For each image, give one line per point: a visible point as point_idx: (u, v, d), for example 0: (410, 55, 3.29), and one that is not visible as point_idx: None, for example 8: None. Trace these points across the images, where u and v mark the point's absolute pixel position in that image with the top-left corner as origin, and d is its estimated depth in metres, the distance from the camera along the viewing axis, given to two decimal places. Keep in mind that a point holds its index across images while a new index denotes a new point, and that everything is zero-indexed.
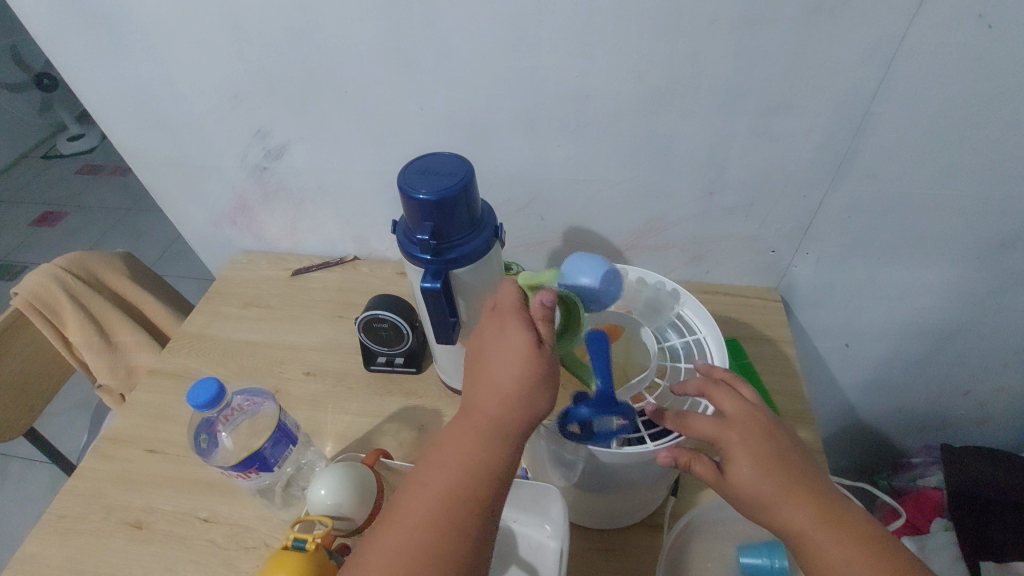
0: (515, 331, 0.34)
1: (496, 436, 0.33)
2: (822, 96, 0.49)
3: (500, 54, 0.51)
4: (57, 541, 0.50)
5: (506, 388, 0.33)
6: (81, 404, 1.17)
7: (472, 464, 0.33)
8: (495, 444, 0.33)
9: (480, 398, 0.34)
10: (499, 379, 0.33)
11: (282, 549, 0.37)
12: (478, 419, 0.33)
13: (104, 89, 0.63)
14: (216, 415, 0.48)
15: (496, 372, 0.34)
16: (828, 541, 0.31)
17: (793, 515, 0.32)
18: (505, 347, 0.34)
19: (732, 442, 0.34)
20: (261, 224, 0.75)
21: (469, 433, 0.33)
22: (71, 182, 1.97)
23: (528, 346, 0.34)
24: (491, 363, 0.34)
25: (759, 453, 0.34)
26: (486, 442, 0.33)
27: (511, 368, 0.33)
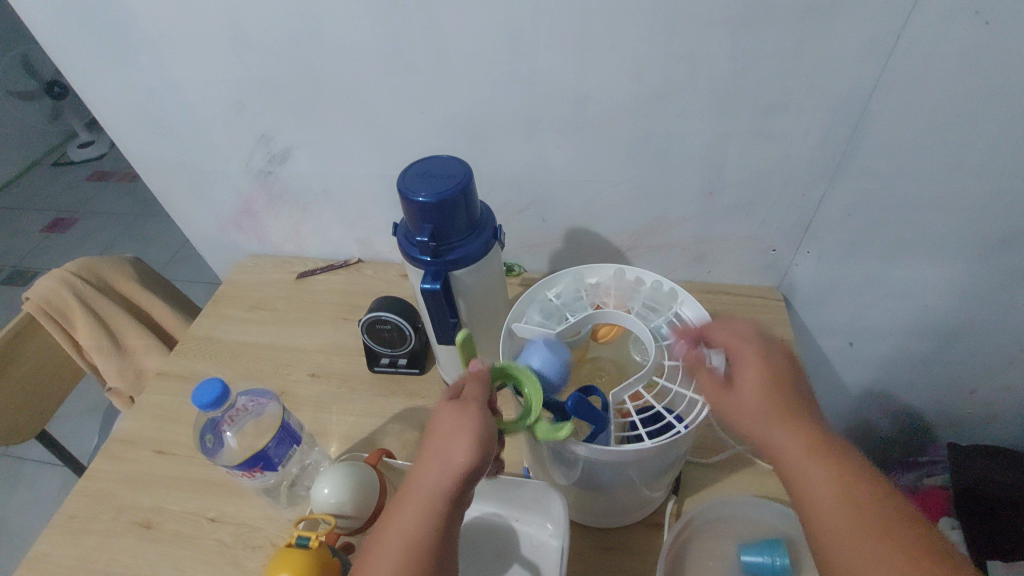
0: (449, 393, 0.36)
1: (427, 497, 0.34)
2: (820, 95, 0.49)
3: (499, 57, 0.52)
4: (69, 541, 0.51)
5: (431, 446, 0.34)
6: (92, 407, 1.18)
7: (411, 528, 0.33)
8: (433, 500, 0.34)
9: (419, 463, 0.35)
10: (432, 442, 0.35)
11: (285, 547, 0.37)
12: (413, 482, 0.35)
13: (111, 97, 0.64)
14: (221, 416, 0.49)
15: (432, 435, 0.35)
16: (816, 478, 0.33)
17: (788, 451, 0.34)
18: (441, 410, 0.36)
19: (740, 375, 0.37)
20: (266, 228, 0.76)
21: (408, 497, 0.34)
22: (81, 188, 2.00)
23: (458, 405, 0.35)
24: (430, 427, 0.36)
25: (764, 386, 0.36)
26: (420, 505, 0.34)
27: (441, 428, 0.35)
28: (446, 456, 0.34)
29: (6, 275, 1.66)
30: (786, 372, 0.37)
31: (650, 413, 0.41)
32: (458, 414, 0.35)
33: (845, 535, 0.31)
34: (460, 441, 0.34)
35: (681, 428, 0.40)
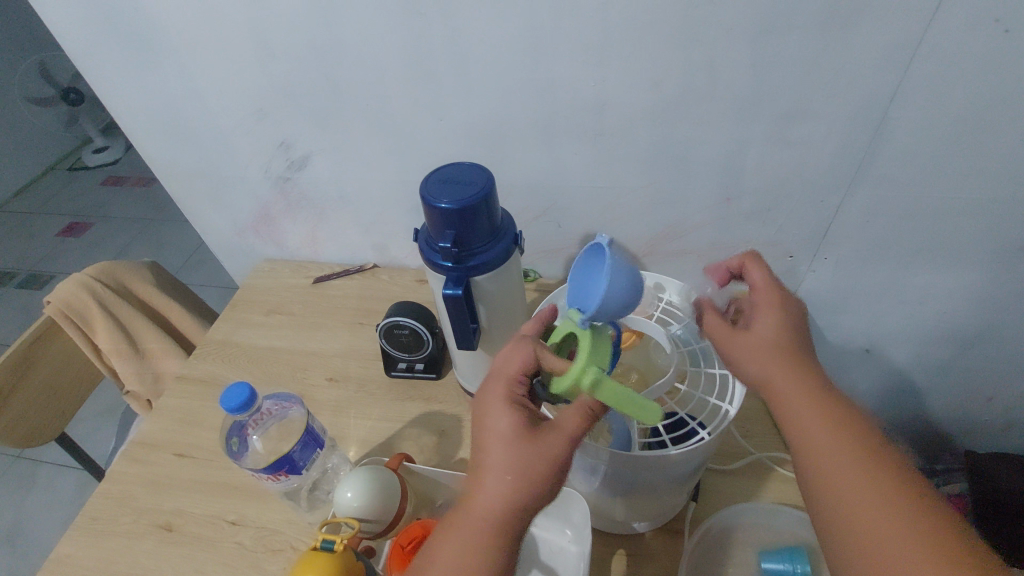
0: (500, 416, 0.35)
1: (482, 529, 0.33)
2: (838, 102, 0.49)
3: (518, 66, 0.52)
4: (91, 543, 0.52)
5: (502, 476, 0.33)
6: (108, 409, 1.20)
7: (466, 559, 0.32)
8: (498, 533, 0.33)
9: (479, 491, 0.34)
10: (485, 471, 0.34)
11: (311, 550, 0.38)
12: (465, 512, 0.34)
13: (135, 104, 0.65)
14: (247, 419, 0.50)
15: (483, 463, 0.34)
16: (826, 441, 0.34)
17: (804, 418, 0.35)
18: (493, 435, 0.35)
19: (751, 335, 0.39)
20: (283, 234, 0.77)
21: (459, 528, 0.33)
22: (97, 193, 2.02)
23: (513, 432, 0.34)
24: (478, 453, 0.35)
25: (777, 348, 0.37)
26: (478, 536, 0.33)
27: (495, 458, 0.34)
28: (506, 488, 0.33)
29: (23, 279, 1.68)
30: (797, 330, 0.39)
31: (673, 419, 0.42)
32: (515, 443, 0.34)
33: (851, 495, 0.32)
34: (521, 474, 0.33)
35: (704, 435, 0.40)
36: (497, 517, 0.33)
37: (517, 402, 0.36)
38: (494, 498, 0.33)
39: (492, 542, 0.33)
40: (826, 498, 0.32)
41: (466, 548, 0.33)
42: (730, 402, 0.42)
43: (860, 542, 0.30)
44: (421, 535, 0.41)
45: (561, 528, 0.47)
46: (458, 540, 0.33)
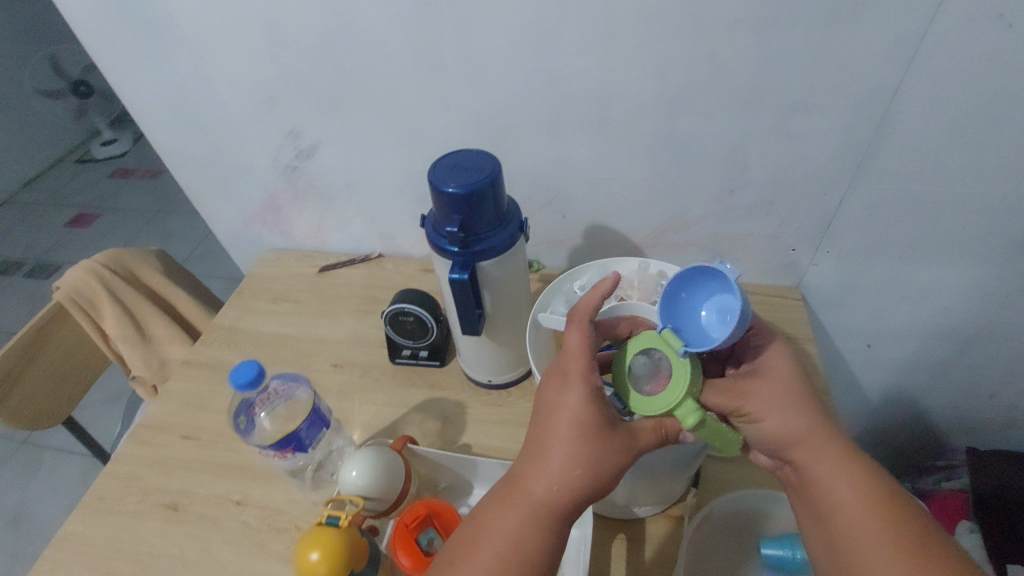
0: (577, 406, 0.36)
1: (540, 508, 0.35)
2: (841, 95, 0.49)
3: (525, 56, 0.53)
4: (98, 521, 0.53)
5: (563, 465, 0.34)
6: (113, 396, 1.21)
7: (520, 533, 0.34)
8: (549, 519, 0.35)
9: (537, 472, 0.35)
10: (551, 454, 0.35)
11: (317, 525, 0.38)
12: (526, 490, 0.35)
13: (146, 92, 0.66)
14: (255, 397, 0.50)
15: (551, 446, 0.35)
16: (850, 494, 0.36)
17: (833, 475, 0.37)
18: (564, 421, 0.36)
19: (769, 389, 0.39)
20: (290, 222, 0.78)
21: (516, 502, 0.35)
22: (104, 185, 2.04)
23: (587, 424, 0.35)
24: (545, 432, 0.36)
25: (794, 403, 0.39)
26: (531, 518, 0.34)
27: (564, 445, 0.35)
28: (570, 478, 0.34)
29: (30, 268, 1.70)
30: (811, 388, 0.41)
31: None
32: (587, 435, 0.35)
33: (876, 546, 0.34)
34: (587, 466, 0.34)
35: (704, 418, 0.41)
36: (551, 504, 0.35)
37: (594, 394, 0.36)
38: (558, 484, 0.34)
39: (545, 522, 0.35)
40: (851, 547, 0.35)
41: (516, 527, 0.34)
42: None
43: None
44: (424, 514, 0.42)
45: None
46: (516, 515, 0.35)
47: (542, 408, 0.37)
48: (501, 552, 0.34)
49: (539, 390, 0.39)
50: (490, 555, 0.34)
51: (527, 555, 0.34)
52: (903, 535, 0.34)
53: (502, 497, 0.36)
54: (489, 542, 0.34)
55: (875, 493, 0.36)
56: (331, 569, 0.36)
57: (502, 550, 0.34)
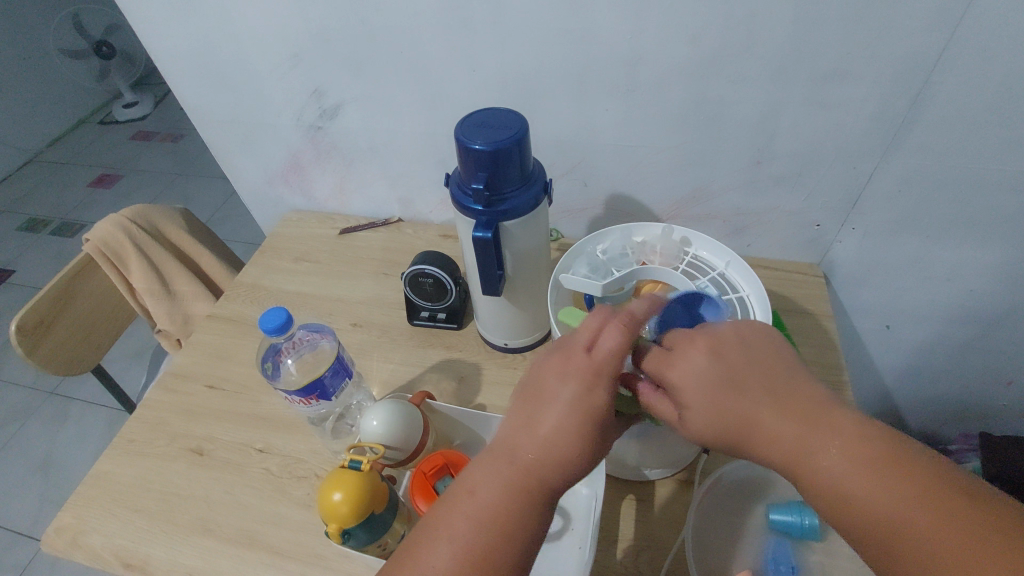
0: (593, 397, 0.33)
1: (535, 488, 0.33)
2: (880, 64, 0.48)
3: (554, 16, 0.52)
4: (128, 462, 0.55)
5: (559, 441, 0.33)
6: (137, 351, 1.24)
7: (513, 511, 0.33)
8: (538, 495, 0.33)
9: (530, 445, 0.34)
10: (555, 436, 0.33)
11: (339, 468, 0.40)
12: (524, 469, 0.33)
13: (173, 47, 0.66)
14: (282, 344, 0.52)
15: (556, 427, 0.33)
16: (795, 441, 0.30)
17: (771, 425, 0.30)
18: (575, 406, 0.33)
19: (693, 373, 0.32)
20: (312, 183, 0.78)
21: (512, 480, 0.33)
22: (126, 147, 2.06)
23: (598, 415, 0.33)
24: (550, 413, 0.34)
25: (733, 383, 0.32)
26: (520, 489, 0.33)
27: (573, 430, 0.33)
28: (565, 456, 0.33)
29: (55, 226, 1.73)
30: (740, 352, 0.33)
31: None
32: (595, 425, 0.33)
33: (855, 485, 0.28)
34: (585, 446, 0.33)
35: None
36: (542, 480, 0.33)
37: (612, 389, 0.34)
38: (560, 466, 0.33)
39: (537, 502, 0.33)
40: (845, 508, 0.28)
41: (505, 499, 0.33)
42: None
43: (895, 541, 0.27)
44: (442, 463, 0.44)
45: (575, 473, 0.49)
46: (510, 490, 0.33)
47: (542, 380, 0.35)
48: (492, 527, 0.32)
49: (538, 359, 0.37)
50: (482, 529, 0.32)
51: (510, 527, 0.33)
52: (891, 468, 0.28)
53: (493, 472, 0.34)
54: (479, 516, 0.33)
55: (835, 428, 0.29)
56: (353, 510, 0.38)
57: (491, 525, 0.33)
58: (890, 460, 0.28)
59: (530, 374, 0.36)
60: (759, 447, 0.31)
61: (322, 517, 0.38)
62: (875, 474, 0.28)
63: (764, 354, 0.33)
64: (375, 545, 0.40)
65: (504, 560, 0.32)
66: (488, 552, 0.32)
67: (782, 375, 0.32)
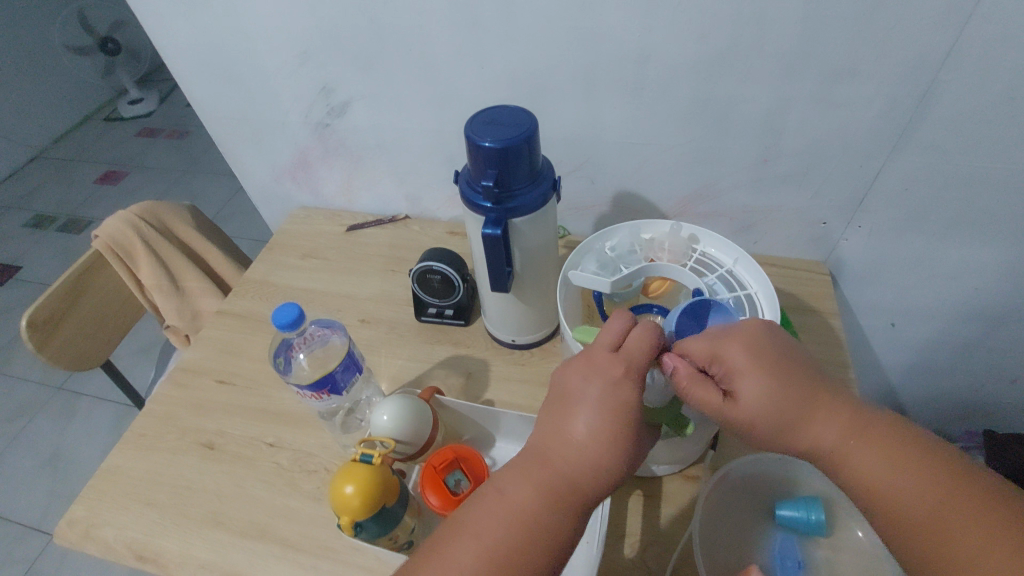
0: (623, 400, 0.35)
1: (566, 490, 0.34)
2: (889, 62, 0.48)
3: (562, 13, 0.52)
4: (140, 456, 0.55)
5: (593, 446, 0.34)
6: (145, 347, 1.25)
7: (542, 512, 0.34)
8: (572, 500, 0.34)
9: (564, 449, 0.35)
10: (585, 437, 0.34)
11: (351, 462, 0.40)
12: (554, 469, 0.35)
13: (183, 44, 0.67)
14: (295, 339, 0.53)
15: (584, 428, 0.35)
16: (835, 438, 0.35)
17: (814, 426, 0.36)
18: (604, 407, 0.35)
19: (748, 380, 0.36)
20: (319, 180, 0.79)
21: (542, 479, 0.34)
22: (132, 143, 2.07)
23: (629, 419, 0.34)
24: (584, 417, 0.35)
25: (780, 388, 0.36)
26: (555, 492, 0.34)
27: (604, 433, 0.34)
28: (599, 460, 0.34)
29: (62, 222, 1.74)
30: (786, 363, 0.37)
31: None
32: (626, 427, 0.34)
33: (882, 477, 0.34)
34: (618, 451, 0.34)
35: None
36: (576, 485, 0.34)
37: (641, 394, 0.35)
38: (590, 467, 0.34)
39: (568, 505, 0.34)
40: (871, 492, 0.34)
41: (540, 502, 0.34)
42: None
43: (922, 525, 0.32)
44: (452, 457, 0.44)
45: None
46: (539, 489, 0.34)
47: (572, 385, 0.36)
48: (520, 525, 0.33)
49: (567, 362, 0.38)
50: (510, 527, 0.33)
51: (545, 530, 0.33)
52: (916, 464, 0.34)
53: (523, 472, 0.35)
54: (509, 515, 0.34)
55: (870, 430, 0.35)
56: (365, 503, 0.38)
57: (520, 524, 0.33)
58: (914, 457, 0.34)
59: (558, 380, 0.38)
60: (801, 444, 0.36)
61: (335, 509, 0.39)
62: (904, 469, 0.34)
63: (801, 365, 0.37)
64: (387, 537, 0.41)
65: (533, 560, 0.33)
66: (515, 551, 0.32)
67: (821, 386, 0.37)
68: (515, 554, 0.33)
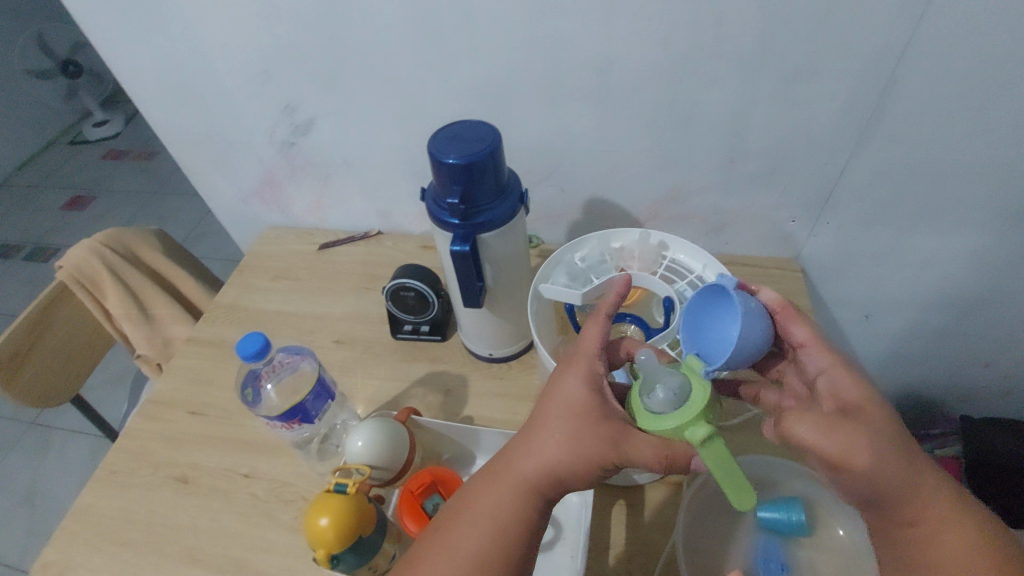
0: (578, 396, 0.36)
1: (532, 492, 0.34)
2: (846, 61, 0.49)
3: (523, 24, 0.52)
4: (110, 494, 0.53)
5: (558, 451, 0.34)
6: (118, 377, 1.22)
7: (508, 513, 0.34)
8: (536, 500, 0.35)
9: (533, 452, 0.35)
10: (546, 437, 0.35)
11: (325, 493, 0.39)
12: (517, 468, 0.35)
13: (139, 67, 0.65)
14: (262, 369, 0.52)
15: (543, 429, 0.35)
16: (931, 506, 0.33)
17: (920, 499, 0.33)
18: (575, 412, 0.35)
19: (858, 430, 0.33)
20: (288, 199, 0.77)
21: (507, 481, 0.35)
22: (99, 167, 2.02)
23: (586, 416, 0.35)
24: (554, 422, 0.35)
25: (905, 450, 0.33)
26: (523, 494, 0.35)
27: (571, 436, 0.34)
28: (563, 464, 0.34)
29: (29, 251, 1.69)
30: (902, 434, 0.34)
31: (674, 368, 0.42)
32: (584, 424, 0.35)
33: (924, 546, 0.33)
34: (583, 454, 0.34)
35: None
36: (540, 487, 0.35)
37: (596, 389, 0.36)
38: (560, 469, 0.34)
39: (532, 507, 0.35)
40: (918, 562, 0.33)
41: (510, 502, 0.34)
42: None
43: None
44: (430, 481, 0.44)
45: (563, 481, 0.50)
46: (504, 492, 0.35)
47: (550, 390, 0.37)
48: (488, 528, 0.34)
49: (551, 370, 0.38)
50: (482, 530, 0.34)
51: (513, 528, 0.34)
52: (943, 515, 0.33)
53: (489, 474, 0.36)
54: (477, 517, 0.34)
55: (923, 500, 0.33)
56: (340, 536, 0.37)
57: (490, 526, 0.34)
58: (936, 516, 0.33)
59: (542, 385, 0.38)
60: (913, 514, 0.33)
61: (309, 543, 0.37)
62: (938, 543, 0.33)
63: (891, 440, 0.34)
64: (365, 567, 0.40)
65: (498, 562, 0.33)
66: (485, 552, 0.33)
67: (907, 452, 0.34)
68: (482, 552, 0.33)
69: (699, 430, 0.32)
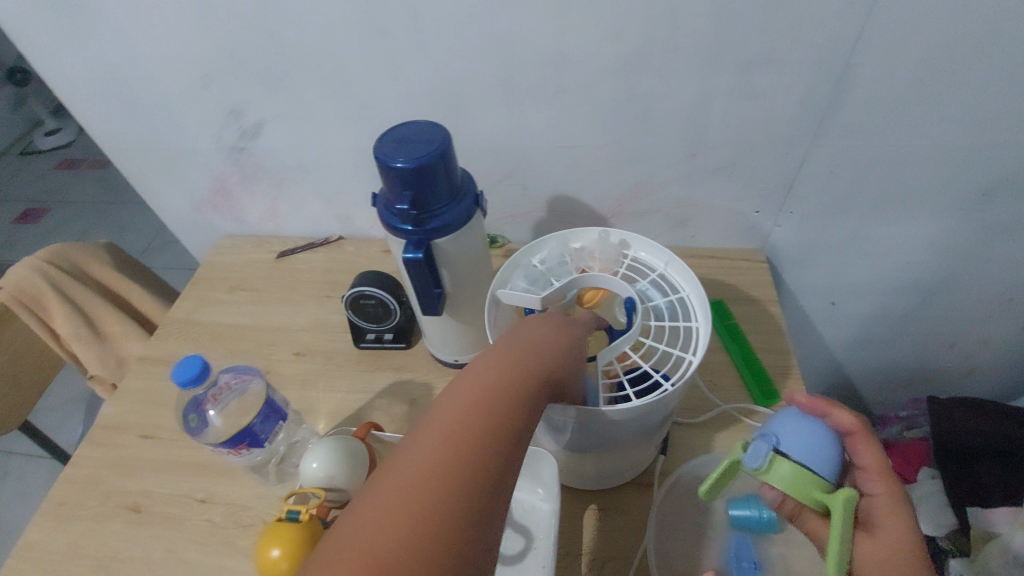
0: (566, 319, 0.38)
1: (529, 373, 0.32)
2: (801, 50, 0.48)
3: (473, 19, 0.50)
4: (56, 528, 0.50)
5: (541, 340, 0.34)
6: (77, 397, 1.17)
7: (499, 406, 0.29)
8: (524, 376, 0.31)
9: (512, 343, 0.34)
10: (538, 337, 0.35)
11: (277, 521, 0.37)
12: (514, 362, 0.32)
13: (70, 73, 0.61)
14: (204, 394, 0.49)
15: (541, 325, 0.36)
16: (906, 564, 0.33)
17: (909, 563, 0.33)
18: (544, 321, 0.37)
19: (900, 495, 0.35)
20: (242, 207, 0.74)
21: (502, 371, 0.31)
22: (51, 178, 1.93)
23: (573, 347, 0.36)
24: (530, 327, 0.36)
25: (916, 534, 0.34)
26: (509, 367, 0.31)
27: (548, 332, 0.35)
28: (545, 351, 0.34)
29: None
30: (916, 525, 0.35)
31: (637, 372, 0.40)
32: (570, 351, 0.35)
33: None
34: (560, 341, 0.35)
35: (668, 386, 0.38)
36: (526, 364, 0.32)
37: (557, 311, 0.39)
38: (544, 355, 0.33)
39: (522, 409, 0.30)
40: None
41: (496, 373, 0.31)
42: (694, 353, 0.41)
43: None
44: None
45: (533, 487, 0.47)
46: (489, 382, 0.30)
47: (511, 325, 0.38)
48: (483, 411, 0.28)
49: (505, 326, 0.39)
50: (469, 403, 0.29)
51: (507, 401, 0.29)
52: None
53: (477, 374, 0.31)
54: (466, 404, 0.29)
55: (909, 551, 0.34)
56: (294, 566, 0.35)
57: (487, 412, 0.28)
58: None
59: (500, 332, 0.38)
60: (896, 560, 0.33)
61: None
62: None
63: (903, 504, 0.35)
64: None
65: (481, 448, 0.27)
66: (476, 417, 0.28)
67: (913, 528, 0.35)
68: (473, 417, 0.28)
69: (850, 493, 0.32)
